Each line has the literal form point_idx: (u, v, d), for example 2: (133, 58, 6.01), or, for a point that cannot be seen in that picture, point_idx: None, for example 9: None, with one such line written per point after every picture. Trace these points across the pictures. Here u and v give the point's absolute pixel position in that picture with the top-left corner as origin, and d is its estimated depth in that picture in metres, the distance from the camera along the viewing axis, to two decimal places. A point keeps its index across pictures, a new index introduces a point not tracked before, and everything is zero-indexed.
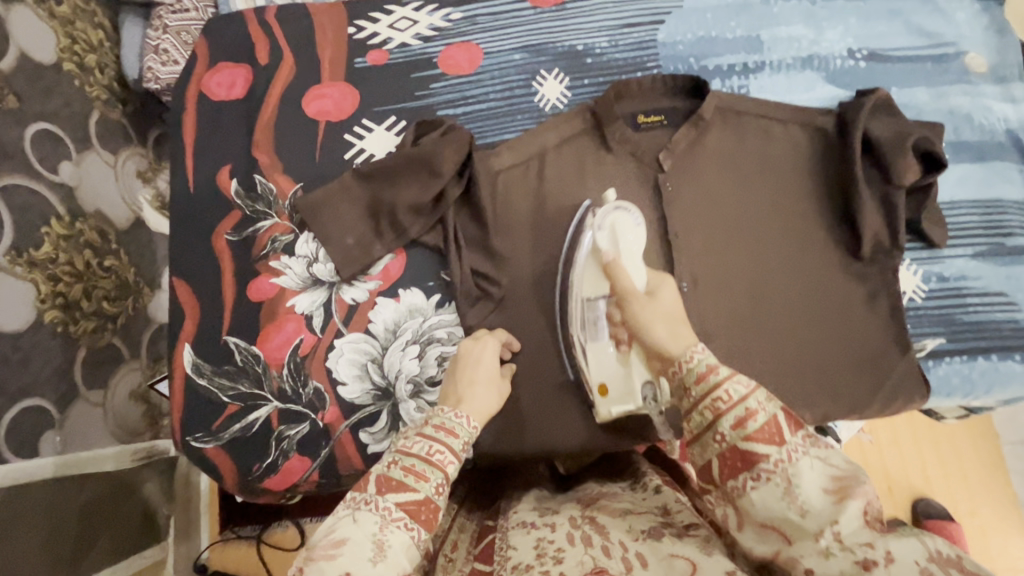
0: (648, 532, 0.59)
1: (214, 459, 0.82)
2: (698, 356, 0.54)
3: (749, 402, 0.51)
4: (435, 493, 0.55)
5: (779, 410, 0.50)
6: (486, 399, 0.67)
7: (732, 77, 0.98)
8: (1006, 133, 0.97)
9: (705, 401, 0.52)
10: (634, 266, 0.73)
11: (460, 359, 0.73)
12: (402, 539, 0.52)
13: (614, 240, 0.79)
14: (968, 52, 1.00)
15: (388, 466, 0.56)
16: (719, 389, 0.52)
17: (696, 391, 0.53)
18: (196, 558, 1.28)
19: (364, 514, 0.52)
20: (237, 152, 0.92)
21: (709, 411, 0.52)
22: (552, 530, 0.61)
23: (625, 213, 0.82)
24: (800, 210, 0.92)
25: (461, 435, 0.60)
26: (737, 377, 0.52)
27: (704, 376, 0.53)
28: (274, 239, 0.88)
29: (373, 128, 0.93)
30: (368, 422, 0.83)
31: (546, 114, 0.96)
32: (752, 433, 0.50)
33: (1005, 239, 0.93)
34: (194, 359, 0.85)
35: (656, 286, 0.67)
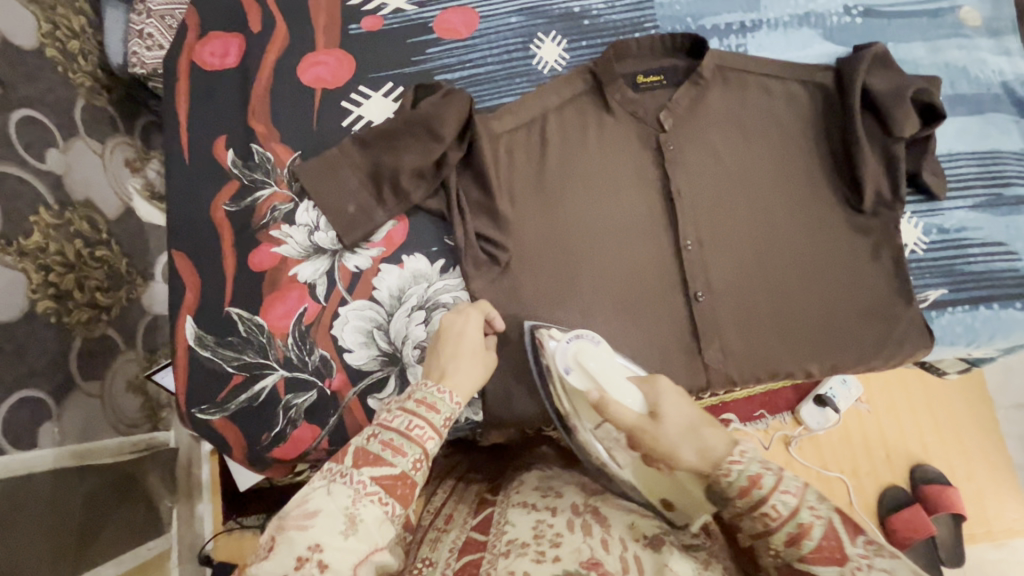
0: (651, 539, 0.59)
1: (220, 429, 0.81)
2: (741, 461, 0.55)
3: (802, 516, 0.53)
4: (413, 468, 0.57)
5: (831, 512, 0.53)
6: (471, 372, 0.68)
7: (730, 36, 0.98)
8: (1002, 85, 0.98)
9: (754, 514, 0.54)
10: (621, 391, 0.66)
11: (443, 332, 0.71)
12: (376, 514, 0.54)
13: (587, 375, 0.72)
14: (962, 6, 1.00)
15: (366, 438, 0.57)
16: (766, 505, 0.53)
17: (741, 504, 0.55)
18: (201, 547, 1.26)
19: (338, 486, 0.54)
20: (232, 122, 0.90)
21: (761, 524, 0.54)
22: (552, 514, 0.62)
23: (585, 339, 0.76)
24: (802, 168, 0.93)
25: (443, 411, 0.61)
26: (782, 485, 0.54)
27: (747, 491, 0.54)
28: (274, 208, 0.87)
29: (371, 94, 0.92)
30: (376, 388, 0.82)
31: (544, 76, 0.95)
32: (809, 554, 0.52)
33: (1004, 189, 0.93)
34: (196, 331, 0.83)
35: (655, 399, 0.63)
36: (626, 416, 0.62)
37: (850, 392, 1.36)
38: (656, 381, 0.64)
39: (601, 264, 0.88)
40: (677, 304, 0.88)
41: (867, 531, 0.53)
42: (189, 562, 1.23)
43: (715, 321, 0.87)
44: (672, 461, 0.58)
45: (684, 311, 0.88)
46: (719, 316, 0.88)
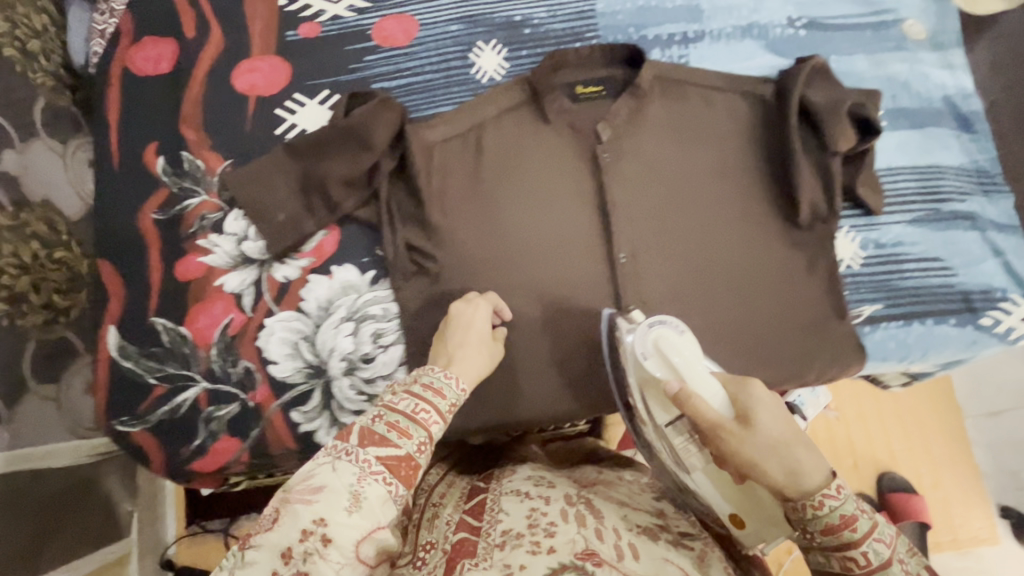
0: (643, 529, 0.61)
1: (139, 442, 0.80)
2: (836, 500, 0.54)
3: (892, 569, 0.52)
4: (417, 451, 0.56)
5: (918, 568, 0.53)
6: (475, 361, 0.71)
7: (672, 47, 0.97)
8: (944, 99, 0.97)
9: (838, 553, 0.54)
10: (704, 386, 0.65)
11: (452, 321, 0.76)
12: (379, 492, 0.53)
13: (667, 362, 0.70)
14: (907, 19, 1.00)
15: (371, 419, 0.56)
16: (855, 550, 0.53)
17: (824, 540, 0.55)
18: (162, 553, 1.25)
19: (343, 464, 0.53)
20: (163, 128, 0.89)
21: (840, 562, 0.54)
22: (546, 502, 0.61)
23: (665, 327, 0.73)
24: (741, 179, 0.92)
25: (449, 396, 0.61)
26: (878, 534, 0.53)
27: (837, 531, 0.53)
28: (203, 217, 0.86)
29: (306, 102, 0.91)
30: (300, 401, 0.81)
31: (483, 86, 0.94)
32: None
33: (941, 205, 0.93)
34: (119, 342, 0.82)
35: (748, 404, 0.61)
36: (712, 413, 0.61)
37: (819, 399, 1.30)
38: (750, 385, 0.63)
39: (535, 275, 0.88)
40: (609, 319, 0.88)
41: None
42: (150, 565, 1.22)
43: None
44: (756, 471, 0.58)
45: (614, 323, 0.88)
46: None
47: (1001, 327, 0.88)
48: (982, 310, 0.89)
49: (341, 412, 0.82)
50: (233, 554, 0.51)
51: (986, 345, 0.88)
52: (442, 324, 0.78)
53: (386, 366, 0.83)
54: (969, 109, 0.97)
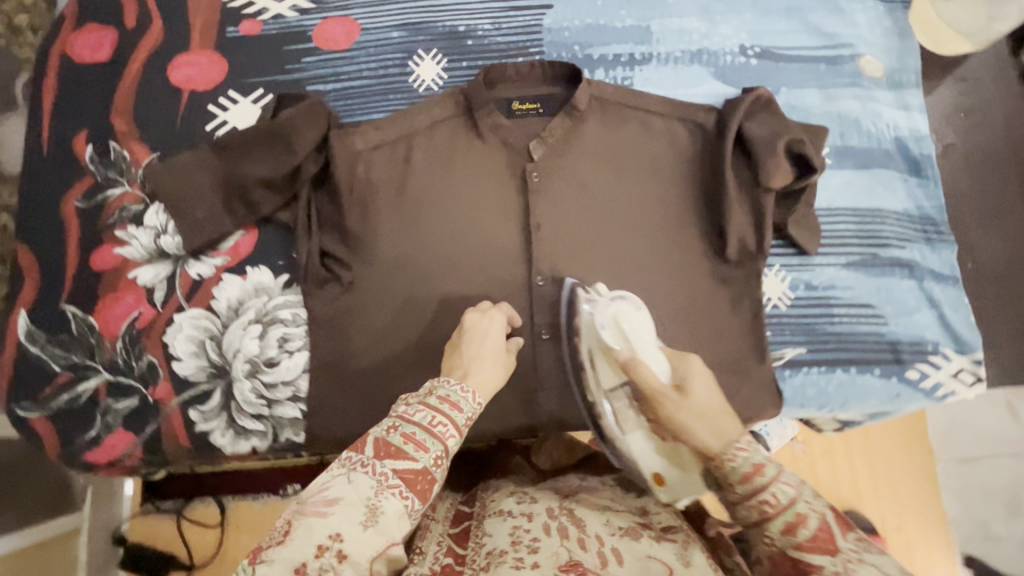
0: (625, 530, 0.60)
1: (37, 428, 0.80)
2: (742, 450, 0.53)
3: (799, 506, 0.49)
4: (434, 464, 0.53)
5: (828, 509, 0.50)
6: (492, 374, 0.69)
7: (617, 68, 0.95)
8: (895, 140, 0.94)
9: (750, 502, 0.51)
10: (654, 358, 0.70)
11: (467, 331, 0.74)
12: (396, 507, 0.50)
13: (620, 334, 0.75)
14: (864, 55, 0.96)
15: (386, 430, 0.54)
16: (766, 492, 0.50)
17: (741, 490, 0.52)
18: (115, 527, 1.11)
19: (360, 476, 0.50)
20: (95, 117, 0.89)
21: (755, 511, 0.51)
22: (529, 519, 0.59)
23: (625, 302, 0.79)
24: (672, 208, 0.89)
25: (466, 410, 0.58)
26: (785, 476, 0.51)
27: (750, 477, 0.51)
28: (123, 208, 0.86)
29: (238, 99, 0.91)
30: (200, 400, 0.81)
31: (419, 95, 0.92)
32: (803, 541, 0.48)
33: (879, 250, 0.90)
34: (29, 327, 0.83)
35: (683, 374, 0.66)
36: (653, 379, 0.66)
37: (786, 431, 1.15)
38: (689, 360, 0.67)
39: (451, 289, 0.86)
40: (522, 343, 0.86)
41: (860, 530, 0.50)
42: (98, 543, 1.08)
43: (556, 358, 0.86)
44: (683, 430, 0.60)
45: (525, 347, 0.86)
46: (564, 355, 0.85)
47: (927, 382, 0.85)
48: (909, 362, 0.86)
49: (238, 414, 0.81)
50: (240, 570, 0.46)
51: (910, 399, 0.85)
52: (454, 336, 0.75)
53: (289, 372, 0.83)
54: (921, 152, 0.94)
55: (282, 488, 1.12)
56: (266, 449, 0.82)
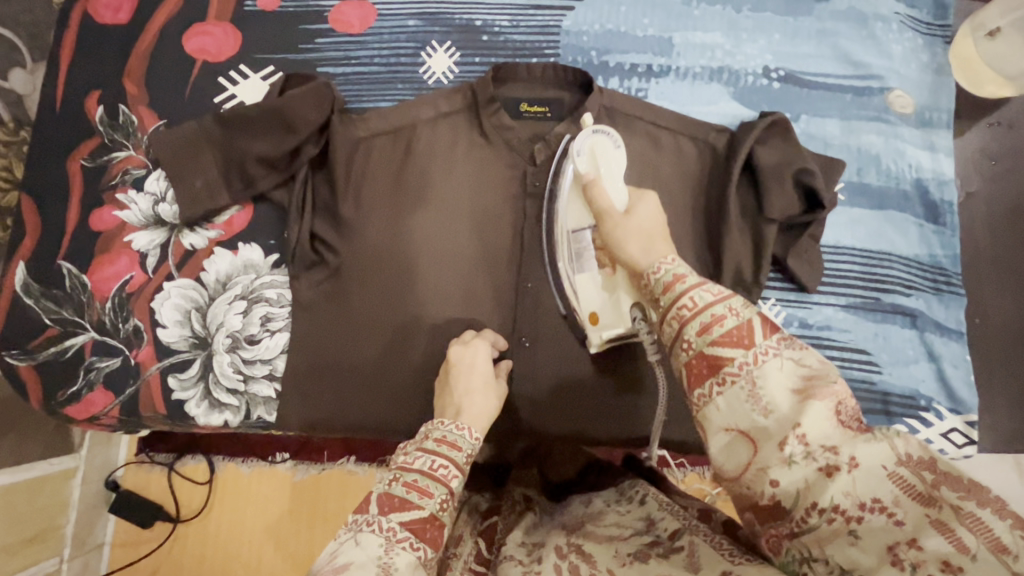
0: (635, 556, 0.52)
1: (23, 377, 0.82)
2: (666, 264, 0.51)
3: (716, 307, 0.45)
4: (440, 509, 0.51)
5: (755, 315, 0.44)
6: (485, 404, 0.65)
7: (633, 78, 0.92)
8: (914, 182, 0.90)
9: (671, 312, 0.47)
10: (616, 190, 0.72)
11: (454, 367, 0.71)
12: (409, 560, 0.47)
13: (593, 162, 0.77)
14: (894, 88, 0.92)
15: (388, 484, 0.52)
16: (684, 297, 0.47)
17: (663, 301, 0.48)
18: (109, 473, 1.12)
19: (367, 536, 0.48)
20: (109, 79, 0.92)
21: (675, 322, 0.47)
22: (539, 563, 0.55)
23: (603, 137, 0.79)
24: (674, 229, 0.84)
25: (464, 447, 0.56)
26: (705, 286, 0.47)
27: (670, 286, 0.48)
28: (125, 172, 0.88)
29: (249, 75, 0.92)
30: (179, 368, 0.83)
31: (427, 86, 0.92)
32: (716, 339, 0.44)
33: (882, 295, 0.86)
34: (25, 278, 0.85)
35: (634, 203, 0.68)
36: (603, 199, 0.69)
37: None
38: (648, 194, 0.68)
39: (438, 279, 0.84)
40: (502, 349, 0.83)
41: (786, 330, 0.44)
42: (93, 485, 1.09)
43: (534, 368, 0.83)
44: (617, 244, 0.63)
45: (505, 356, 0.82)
46: (542, 364, 0.83)
47: (915, 437, 0.82)
48: (898, 416, 0.83)
49: (215, 387, 0.83)
50: None
51: None
52: (443, 372, 0.73)
53: (269, 351, 0.84)
54: (942, 197, 0.90)
55: (272, 454, 1.12)
56: (238, 424, 0.83)
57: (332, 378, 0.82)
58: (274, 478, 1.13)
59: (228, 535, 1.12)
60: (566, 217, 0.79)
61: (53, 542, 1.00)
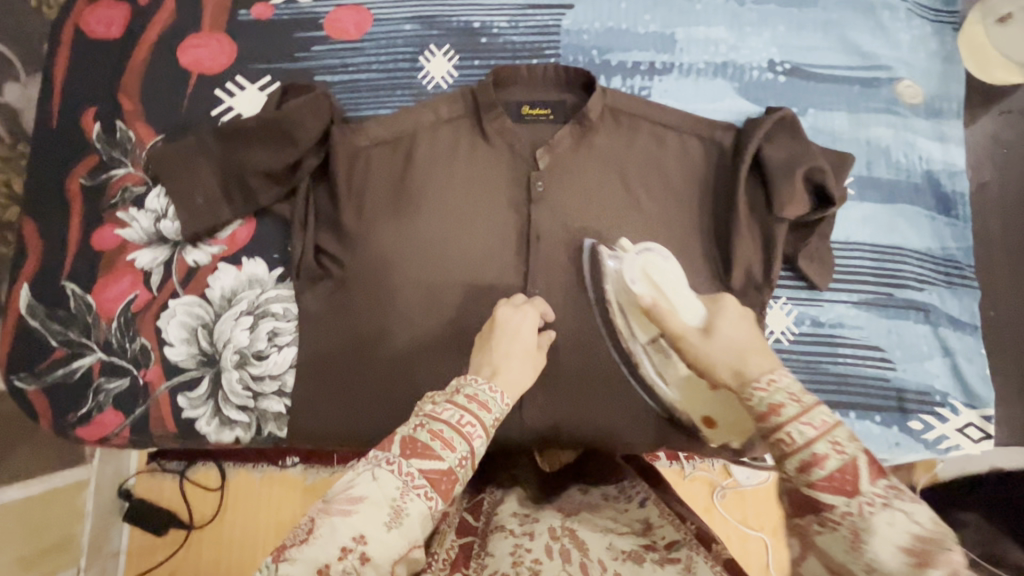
0: (629, 554, 0.54)
1: (33, 400, 0.82)
2: (775, 381, 0.48)
3: (818, 446, 0.44)
4: (458, 465, 0.50)
5: (859, 452, 0.44)
6: (521, 372, 0.64)
7: (635, 77, 0.91)
8: (925, 173, 0.89)
9: (769, 441, 0.46)
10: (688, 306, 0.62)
11: (499, 327, 0.69)
12: (421, 509, 0.47)
13: (651, 284, 0.78)
14: (902, 78, 0.91)
15: (412, 428, 0.51)
16: (781, 431, 0.45)
17: (759, 429, 0.48)
18: (121, 482, 1.12)
19: (384, 473, 0.48)
20: (104, 95, 0.91)
21: (774, 451, 0.46)
22: (530, 538, 0.55)
23: (653, 255, 0.80)
24: (683, 231, 0.83)
25: (493, 410, 0.54)
26: (806, 416, 0.45)
27: (766, 416, 0.47)
28: (125, 189, 0.87)
29: (245, 86, 0.91)
30: (187, 387, 0.83)
31: (426, 91, 0.90)
32: (818, 483, 0.43)
33: (895, 290, 0.85)
34: (30, 300, 0.85)
35: (712, 317, 0.58)
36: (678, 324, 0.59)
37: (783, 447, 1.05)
38: (723, 299, 0.60)
39: (446, 286, 0.83)
40: None
41: (894, 477, 0.44)
42: (104, 496, 1.09)
43: (545, 378, 0.82)
44: (711, 376, 0.55)
45: None
46: (553, 372, 0.82)
47: (931, 434, 0.81)
48: (913, 412, 0.82)
49: (225, 404, 0.83)
50: (266, 565, 0.45)
51: (909, 449, 0.81)
52: (485, 329, 0.70)
53: (277, 366, 0.83)
54: (954, 188, 0.89)
55: (281, 459, 1.11)
56: (249, 440, 0.83)
57: (344, 391, 0.82)
58: (284, 483, 1.13)
59: (240, 539, 1.12)
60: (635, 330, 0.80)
61: (72, 552, 1.01)
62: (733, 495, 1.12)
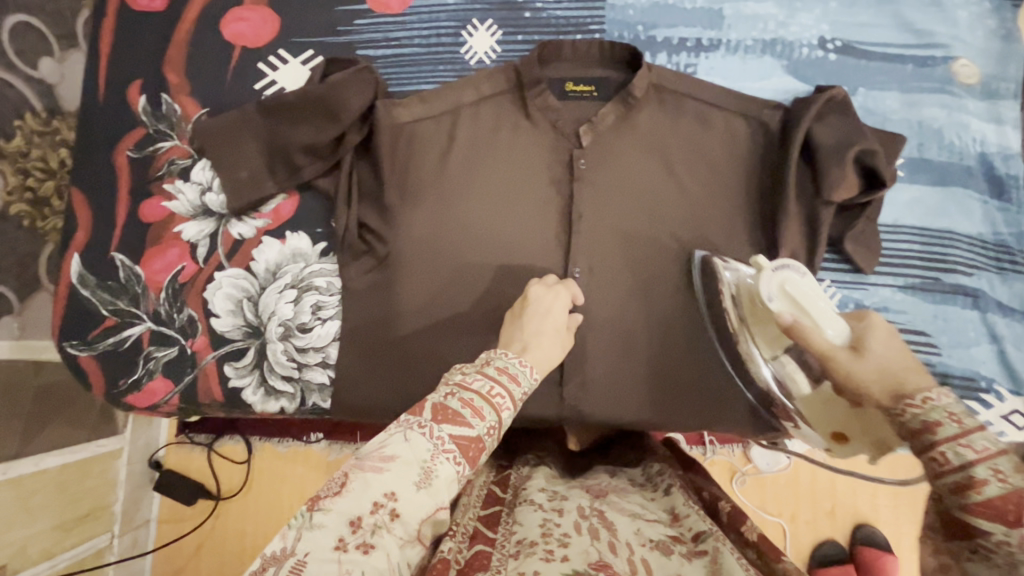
0: (656, 543, 0.54)
1: (84, 366, 0.85)
2: (931, 400, 0.45)
3: (978, 471, 0.41)
4: (487, 433, 0.50)
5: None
6: (550, 351, 0.65)
7: (681, 54, 0.89)
8: (978, 156, 0.87)
9: (921, 456, 0.44)
10: (824, 319, 0.60)
11: (530, 305, 0.69)
12: (450, 472, 0.47)
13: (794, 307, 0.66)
14: (958, 57, 0.88)
15: (443, 395, 0.51)
16: (935, 449, 0.43)
17: (911, 442, 0.45)
18: (151, 454, 1.15)
19: (416, 436, 0.48)
20: (150, 69, 0.91)
21: (928, 467, 0.44)
22: (560, 514, 0.55)
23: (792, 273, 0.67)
24: (725, 210, 0.83)
25: (522, 383, 0.55)
26: (965, 439, 0.42)
27: (919, 433, 0.44)
28: (171, 162, 0.88)
29: (289, 60, 0.91)
30: (234, 356, 0.84)
31: (469, 67, 0.90)
32: (972, 507, 0.41)
33: (942, 274, 0.84)
34: (81, 269, 0.86)
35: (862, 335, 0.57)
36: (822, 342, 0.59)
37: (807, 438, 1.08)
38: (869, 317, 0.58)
39: (487, 264, 0.83)
40: None
41: None
42: (138, 466, 1.12)
43: (581, 358, 0.82)
44: (859, 394, 0.54)
45: None
46: (592, 351, 0.82)
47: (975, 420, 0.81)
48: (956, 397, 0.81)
49: (270, 374, 0.84)
50: (299, 514, 0.44)
51: None
52: (518, 304, 0.71)
53: (321, 339, 0.84)
54: (1008, 172, 0.86)
55: (307, 434, 1.13)
56: (294, 410, 0.85)
57: (384, 367, 0.83)
58: (308, 457, 1.15)
59: (265, 512, 1.15)
60: (759, 348, 0.74)
61: (104, 520, 1.04)
62: (752, 481, 1.12)
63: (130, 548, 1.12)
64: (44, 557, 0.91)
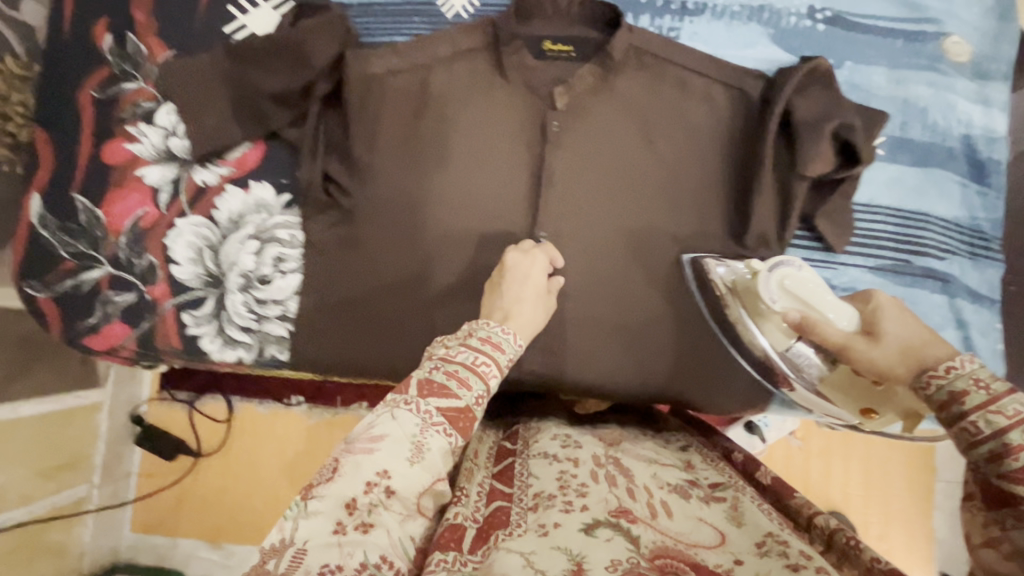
0: (674, 487, 0.53)
1: (42, 308, 0.84)
2: (956, 369, 0.45)
3: (1013, 436, 0.40)
4: (476, 403, 0.49)
5: None
6: (533, 315, 0.64)
7: (665, 17, 0.86)
8: (962, 138, 0.84)
9: (953, 429, 0.44)
10: (826, 307, 0.60)
11: (508, 272, 0.68)
12: (442, 444, 0.47)
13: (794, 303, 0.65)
14: (951, 34, 0.85)
15: (428, 369, 0.49)
16: (965, 418, 0.43)
17: (942, 416, 0.45)
18: (135, 408, 1.15)
19: (403, 412, 0.46)
20: (116, 7, 0.89)
21: (961, 438, 0.43)
22: (575, 464, 0.54)
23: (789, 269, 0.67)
24: (699, 179, 0.81)
25: (507, 351, 0.53)
26: (995, 406, 0.42)
27: (947, 405, 0.44)
28: (135, 105, 0.86)
29: (259, 4, 0.88)
30: (193, 305, 0.84)
31: (446, 20, 0.87)
32: (1010, 474, 0.40)
33: (914, 257, 0.82)
34: (40, 210, 0.85)
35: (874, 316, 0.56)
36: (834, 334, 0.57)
37: (785, 422, 1.08)
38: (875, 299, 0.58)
39: (456, 224, 0.82)
40: None
41: None
42: (119, 418, 1.12)
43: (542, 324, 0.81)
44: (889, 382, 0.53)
45: None
46: (555, 318, 0.81)
47: None
48: None
49: (228, 325, 0.84)
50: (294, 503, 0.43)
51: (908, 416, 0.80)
52: (495, 273, 0.69)
53: (281, 292, 0.84)
54: (991, 156, 0.84)
55: (287, 396, 1.15)
56: (252, 362, 0.84)
57: (347, 323, 0.82)
58: (287, 417, 1.16)
59: (244, 469, 1.16)
60: (768, 338, 0.72)
61: (83, 469, 1.05)
62: None
63: (111, 497, 1.12)
64: (22, 502, 0.92)
